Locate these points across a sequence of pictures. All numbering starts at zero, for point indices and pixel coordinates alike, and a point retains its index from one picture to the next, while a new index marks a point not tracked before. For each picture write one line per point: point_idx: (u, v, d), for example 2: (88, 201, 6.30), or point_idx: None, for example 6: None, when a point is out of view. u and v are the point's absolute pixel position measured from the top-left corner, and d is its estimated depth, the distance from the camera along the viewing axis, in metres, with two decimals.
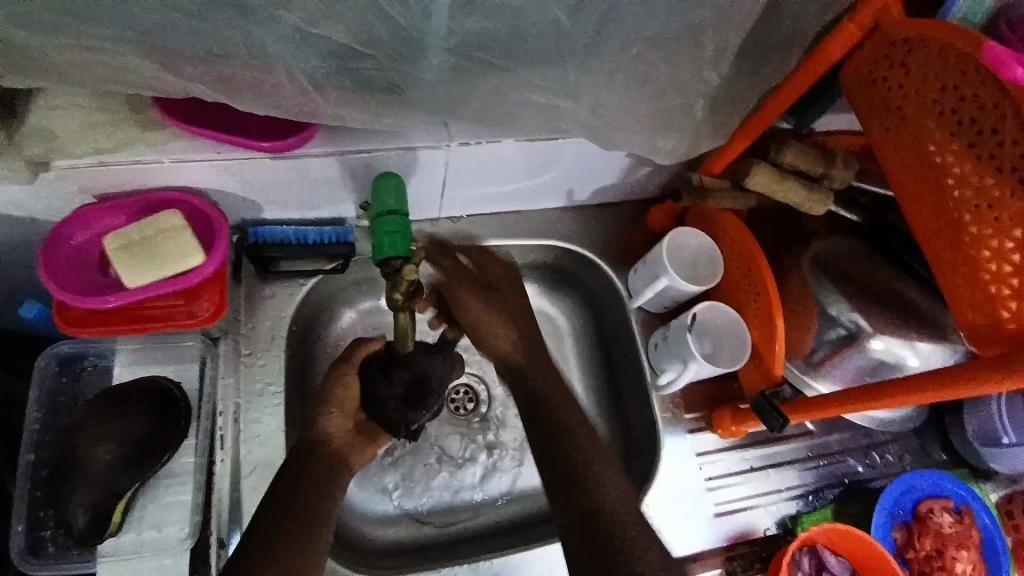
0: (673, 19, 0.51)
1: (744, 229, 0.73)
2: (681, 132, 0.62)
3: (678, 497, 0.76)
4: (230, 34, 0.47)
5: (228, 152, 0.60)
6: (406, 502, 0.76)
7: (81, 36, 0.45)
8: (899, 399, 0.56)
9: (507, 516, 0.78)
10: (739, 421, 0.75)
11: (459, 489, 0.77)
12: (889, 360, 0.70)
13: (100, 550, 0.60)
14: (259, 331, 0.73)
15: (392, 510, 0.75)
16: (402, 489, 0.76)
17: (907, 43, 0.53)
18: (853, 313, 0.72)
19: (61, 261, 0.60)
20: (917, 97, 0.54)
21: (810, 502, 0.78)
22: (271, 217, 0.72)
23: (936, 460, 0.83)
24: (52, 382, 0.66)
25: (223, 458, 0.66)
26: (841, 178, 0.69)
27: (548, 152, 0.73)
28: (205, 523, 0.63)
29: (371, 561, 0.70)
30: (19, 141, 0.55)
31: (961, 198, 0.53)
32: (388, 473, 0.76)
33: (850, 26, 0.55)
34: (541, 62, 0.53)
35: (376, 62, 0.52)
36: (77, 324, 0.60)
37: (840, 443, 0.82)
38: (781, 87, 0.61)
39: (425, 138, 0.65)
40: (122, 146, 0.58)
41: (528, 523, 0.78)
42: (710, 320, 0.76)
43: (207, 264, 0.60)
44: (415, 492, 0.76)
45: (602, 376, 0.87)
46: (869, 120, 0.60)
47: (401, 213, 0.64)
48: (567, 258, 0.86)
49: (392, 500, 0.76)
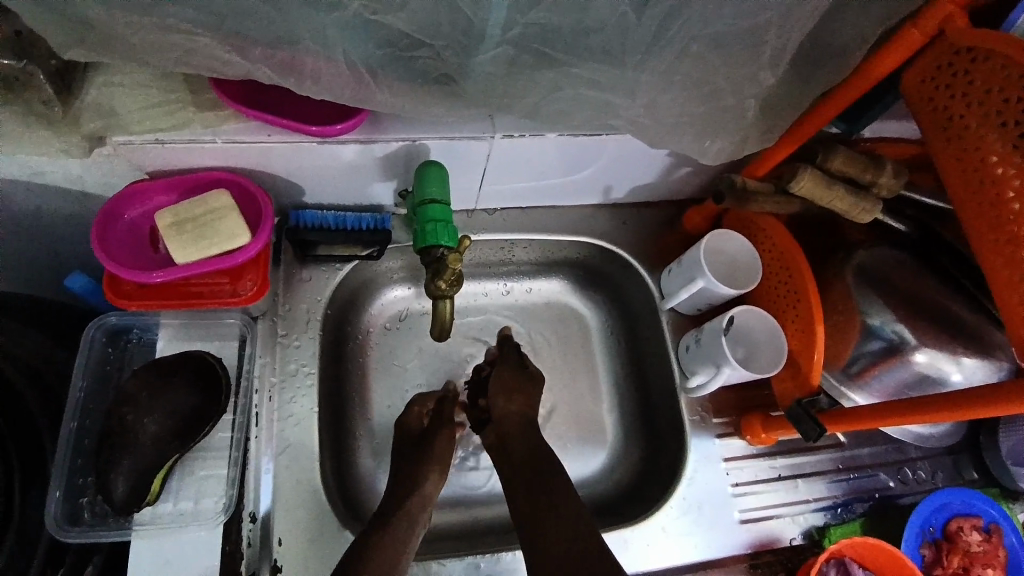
0: (736, 18, 0.50)
1: (788, 234, 0.72)
2: (731, 133, 0.61)
3: (706, 500, 0.75)
4: (294, 17, 0.47)
5: (277, 135, 0.61)
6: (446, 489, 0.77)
7: (151, 14, 0.46)
8: (947, 414, 0.54)
9: (594, 497, 0.80)
10: (769, 429, 0.74)
11: (479, 488, 0.78)
12: (932, 374, 0.69)
13: (137, 518, 0.61)
14: (297, 313, 0.74)
15: (449, 494, 0.77)
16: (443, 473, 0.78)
17: (970, 53, 0.52)
18: (896, 323, 0.70)
19: (115, 235, 0.62)
20: (980, 108, 0.53)
21: (838, 514, 0.77)
22: (312, 201, 0.73)
23: (967, 480, 0.81)
24: (98, 352, 0.67)
25: (258, 435, 0.67)
26: (890, 186, 0.67)
27: (590, 149, 0.72)
28: (239, 497, 0.64)
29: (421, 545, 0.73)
30: (77, 116, 0.56)
31: (1021, 212, 0.51)
32: None
33: (914, 32, 0.53)
34: (599, 56, 0.52)
35: (432, 52, 0.52)
36: (125, 297, 0.61)
37: (872, 457, 0.80)
38: (834, 92, 0.59)
39: (469, 129, 0.66)
40: (177, 125, 0.59)
41: (608, 506, 0.79)
42: (745, 325, 0.75)
43: (252, 246, 0.61)
44: (465, 474, 0.78)
45: (631, 375, 0.86)
46: (926, 129, 0.58)
47: (443, 202, 0.64)
48: (599, 257, 0.87)
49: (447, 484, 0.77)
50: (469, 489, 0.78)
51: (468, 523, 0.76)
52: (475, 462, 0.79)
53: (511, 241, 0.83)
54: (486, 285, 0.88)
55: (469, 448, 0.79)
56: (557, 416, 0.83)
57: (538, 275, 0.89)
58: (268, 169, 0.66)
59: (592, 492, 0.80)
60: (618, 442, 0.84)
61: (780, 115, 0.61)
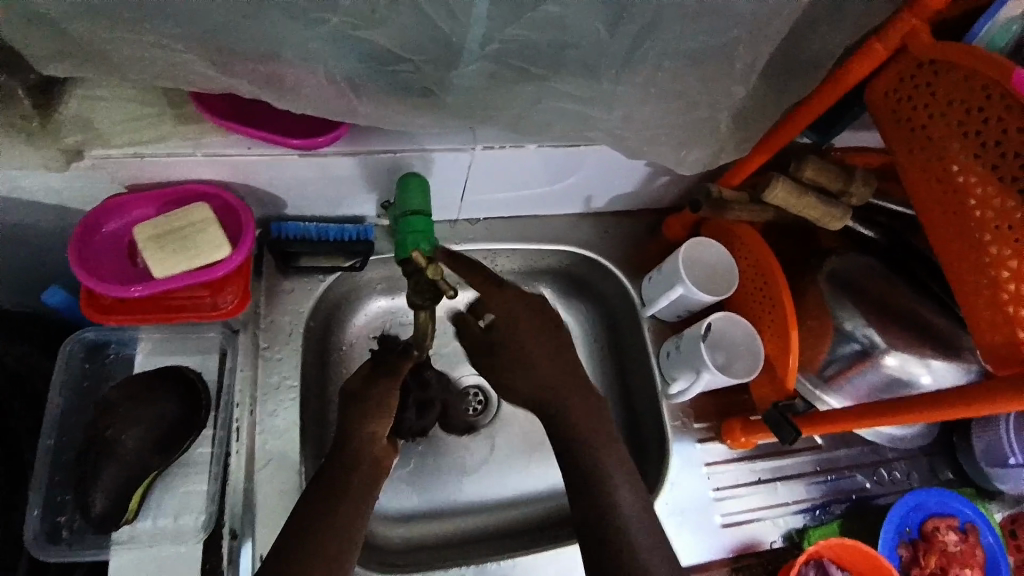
0: (707, 34, 0.52)
1: (762, 243, 0.74)
2: (707, 144, 0.63)
3: (690, 504, 0.76)
4: (276, 34, 0.48)
5: (259, 148, 0.61)
6: (433, 501, 0.77)
7: (133, 30, 0.46)
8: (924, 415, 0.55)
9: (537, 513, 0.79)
10: (750, 432, 0.76)
11: (468, 497, 0.78)
12: (903, 377, 0.71)
13: (115, 536, 0.60)
14: (279, 325, 0.73)
15: (435, 504, 0.77)
16: (427, 485, 0.78)
17: (932, 67, 0.55)
18: (868, 328, 0.72)
19: (93, 250, 0.61)
20: (942, 119, 0.55)
21: (817, 516, 0.78)
22: (295, 213, 0.73)
23: (942, 480, 0.83)
24: (75, 369, 0.66)
25: (238, 450, 0.66)
26: (859, 196, 0.70)
27: (570, 160, 0.74)
28: (219, 514, 0.63)
29: (400, 560, 0.72)
30: (55, 130, 0.56)
31: (983, 219, 0.53)
32: (416, 472, 0.78)
33: (879, 46, 0.55)
34: (577, 72, 0.54)
35: (414, 66, 0.52)
36: (103, 311, 0.60)
37: (849, 458, 0.82)
38: (809, 100, 0.61)
39: (451, 141, 0.66)
40: (158, 139, 0.59)
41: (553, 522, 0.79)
42: (724, 331, 0.77)
43: (234, 258, 0.61)
44: (455, 483, 0.78)
45: (613, 382, 0.87)
46: (890, 140, 0.60)
47: (424, 213, 0.64)
48: (581, 265, 0.88)
49: (431, 494, 0.77)
50: (459, 499, 0.78)
51: (457, 532, 0.77)
52: (471, 472, 0.79)
53: (494, 251, 0.84)
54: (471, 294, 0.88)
55: (460, 461, 0.79)
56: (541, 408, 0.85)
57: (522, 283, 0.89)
58: (251, 182, 0.66)
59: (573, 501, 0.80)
60: None
61: (753, 126, 0.63)
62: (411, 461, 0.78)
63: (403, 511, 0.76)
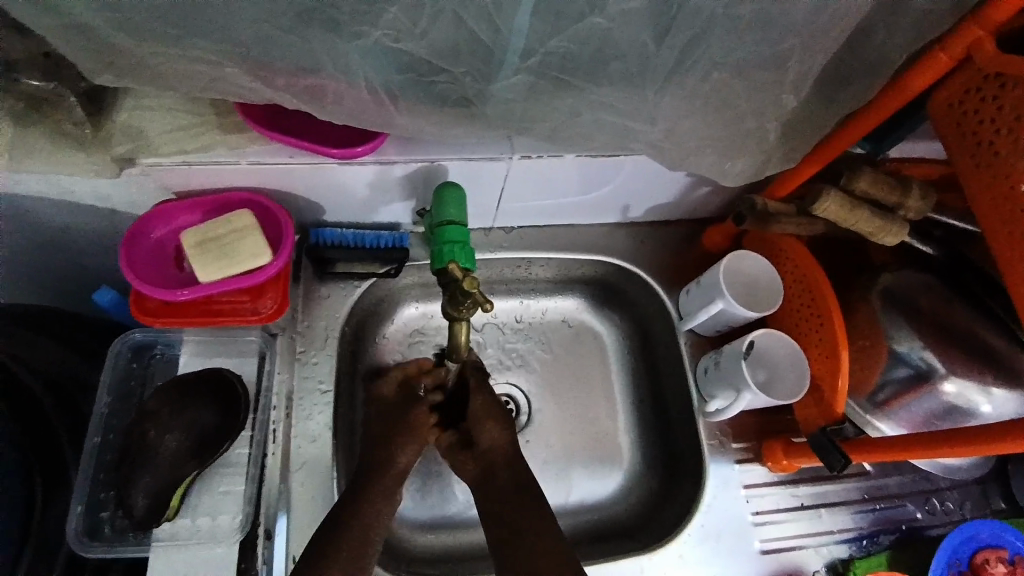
0: (755, 46, 0.50)
1: (811, 258, 0.71)
2: (751, 155, 0.60)
3: (724, 528, 0.73)
4: (318, 48, 0.49)
5: (300, 156, 0.62)
6: (456, 508, 0.77)
7: (186, 47, 0.48)
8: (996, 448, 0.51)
9: (450, 542, 0.75)
10: (792, 455, 0.72)
11: (442, 509, 0.76)
12: (961, 405, 0.67)
13: (156, 533, 0.62)
14: (315, 330, 0.75)
15: (456, 511, 0.77)
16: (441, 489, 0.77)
17: (1000, 79, 0.51)
18: (925, 350, 0.68)
19: (142, 253, 0.64)
20: (1012, 134, 0.51)
21: (864, 547, 0.74)
22: (332, 220, 0.74)
23: (995, 509, 0.77)
24: (123, 368, 0.69)
25: (274, 451, 0.67)
26: (916, 209, 0.66)
27: (606, 169, 0.72)
28: (255, 515, 0.64)
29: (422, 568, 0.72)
30: (108, 138, 0.59)
31: None
32: (433, 480, 0.77)
33: (941, 55, 0.52)
34: (616, 84, 0.52)
35: (451, 77, 0.52)
36: (151, 314, 0.62)
37: (899, 487, 0.77)
38: (861, 112, 0.58)
39: (487, 150, 0.66)
40: (202, 149, 0.61)
41: (471, 554, 0.74)
42: (767, 348, 0.74)
43: (274, 264, 0.62)
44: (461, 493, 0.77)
45: (646, 395, 0.85)
46: (954, 153, 0.57)
47: (461, 223, 0.64)
48: (615, 275, 0.86)
49: (454, 500, 0.77)
50: (439, 509, 0.76)
51: (470, 546, 0.75)
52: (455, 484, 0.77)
53: (528, 259, 0.83)
54: (508, 302, 0.88)
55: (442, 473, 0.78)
56: (535, 437, 0.82)
57: (554, 293, 0.88)
58: (290, 189, 0.67)
59: (603, 517, 0.79)
60: (635, 464, 0.82)
61: (803, 136, 0.60)
62: (441, 467, 0.78)
63: (426, 520, 0.76)
